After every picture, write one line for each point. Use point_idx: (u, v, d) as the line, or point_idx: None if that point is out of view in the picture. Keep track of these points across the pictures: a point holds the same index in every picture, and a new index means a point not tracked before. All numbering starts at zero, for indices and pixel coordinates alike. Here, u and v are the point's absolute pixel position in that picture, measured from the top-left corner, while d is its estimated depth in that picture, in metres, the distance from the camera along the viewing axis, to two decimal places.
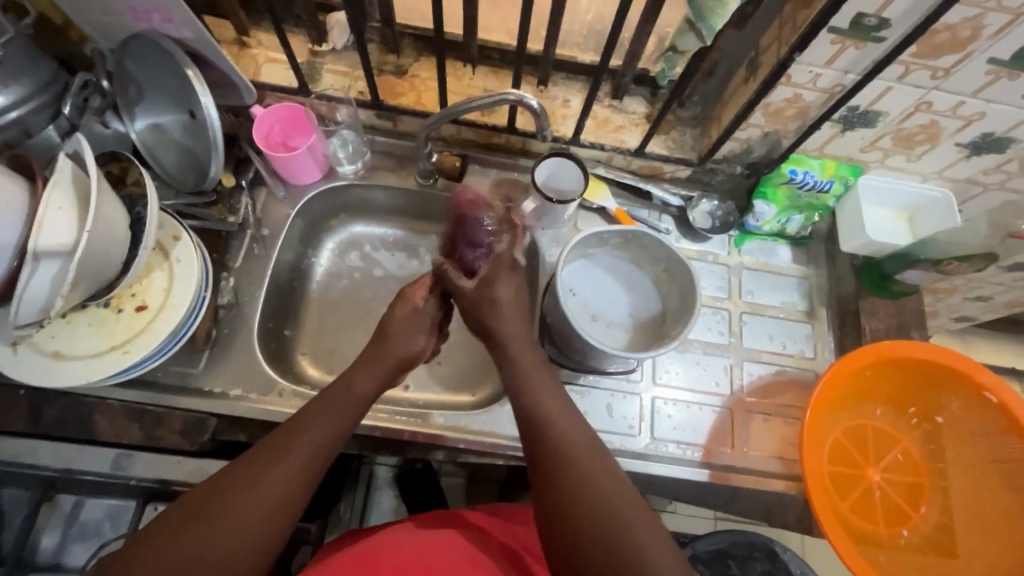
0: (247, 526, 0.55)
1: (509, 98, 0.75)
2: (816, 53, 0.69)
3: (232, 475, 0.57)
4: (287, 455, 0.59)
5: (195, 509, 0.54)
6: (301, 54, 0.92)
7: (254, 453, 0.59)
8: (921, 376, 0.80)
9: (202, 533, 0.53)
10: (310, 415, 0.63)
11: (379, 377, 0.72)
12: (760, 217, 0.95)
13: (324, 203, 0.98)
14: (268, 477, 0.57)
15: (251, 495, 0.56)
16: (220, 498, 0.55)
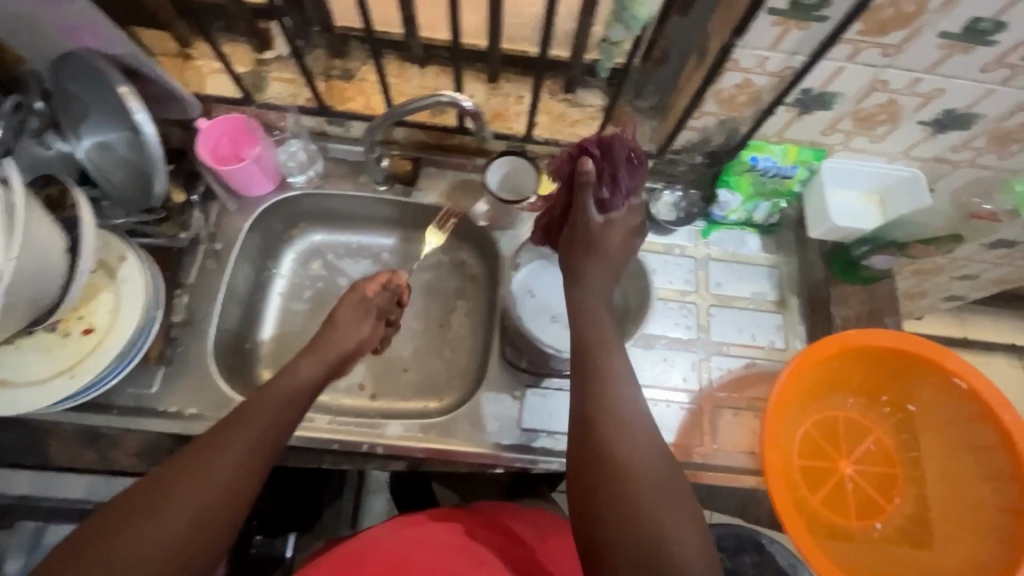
0: (182, 527, 0.53)
1: (442, 99, 0.74)
2: (759, 36, 0.66)
3: (165, 475, 0.55)
4: (231, 444, 0.58)
5: (125, 512, 0.53)
6: (246, 64, 0.90)
7: (189, 451, 0.57)
8: (889, 364, 0.78)
9: (135, 538, 0.51)
10: (252, 407, 0.63)
11: (326, 364, 0.72)
12: (724, 206, 0.92)
13: (282, 214, 0.96)
14: (216, 466, 0.57)
15: (185, 495, 0.54)
16: (154, 499, 0.53)
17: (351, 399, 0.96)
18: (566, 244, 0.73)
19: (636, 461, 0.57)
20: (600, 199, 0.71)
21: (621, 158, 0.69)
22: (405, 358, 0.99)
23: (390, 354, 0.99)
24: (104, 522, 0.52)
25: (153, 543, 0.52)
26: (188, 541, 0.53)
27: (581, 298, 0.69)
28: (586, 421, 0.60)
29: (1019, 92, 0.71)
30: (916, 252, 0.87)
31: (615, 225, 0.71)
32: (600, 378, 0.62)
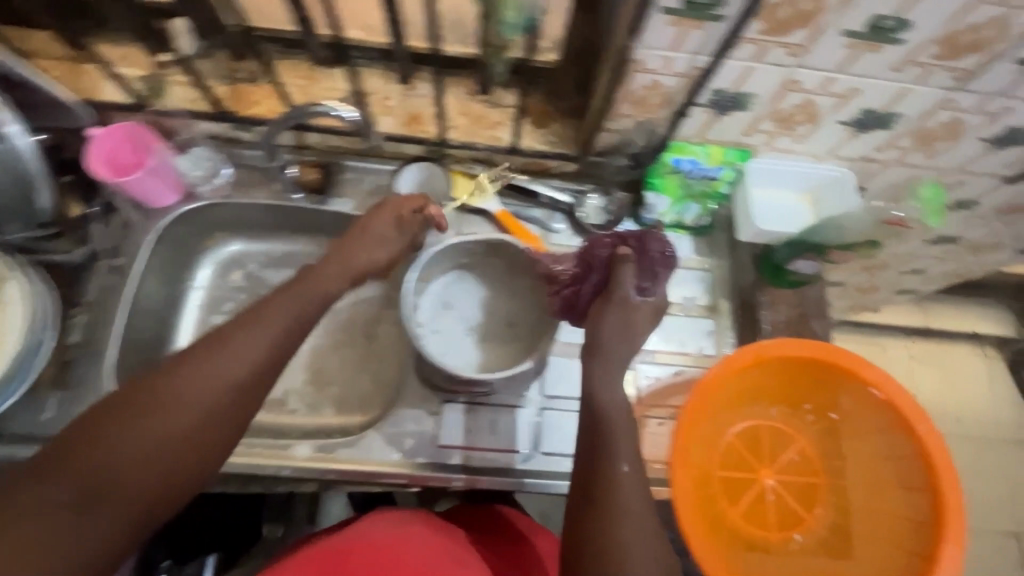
0: (186, 422, 0.52)
1: (320, 110, 0.70)
2: (658, 36, 0.63)
3: (175, 368, 0.54)
4: (240, 340, 0.57)
5: (130, 401, 0.52)
6: (143, 68, 0.86)
7: (200, 347, 0.56)
8: (811, 374, 0.76)
9: (138, 427, 0.51)
10: (268, 308, 0.60)
11: (348, 275, 0.68)
12: (653, 209, 0.89)
13: (194, 223, 0.92)
14: (221, 361, 0.55)
15: (192, 390, 0.53)
16: (161, 389, 0.53)
17: (272, 416, 0.92)
18: (594, 321, 0.68)
19: (622, 499, 0.58)
20: (640, 286, 0.68)
21: (657, 250, 0.70)
22: (330, 371, 0.96)
23: (314, 366, 0.96)
24: (108, 410, 0.52)
25: (156, 436, 0.51)
26: (192, 436, 0.52)
27: (602, 363, 0.65)
28: (588, 439, 0.62)
29: (935, 91, 0.68)
30: (836, 257, 0.83)
31: (647, 311, 0.67)
32: (606, 423, 0.62)
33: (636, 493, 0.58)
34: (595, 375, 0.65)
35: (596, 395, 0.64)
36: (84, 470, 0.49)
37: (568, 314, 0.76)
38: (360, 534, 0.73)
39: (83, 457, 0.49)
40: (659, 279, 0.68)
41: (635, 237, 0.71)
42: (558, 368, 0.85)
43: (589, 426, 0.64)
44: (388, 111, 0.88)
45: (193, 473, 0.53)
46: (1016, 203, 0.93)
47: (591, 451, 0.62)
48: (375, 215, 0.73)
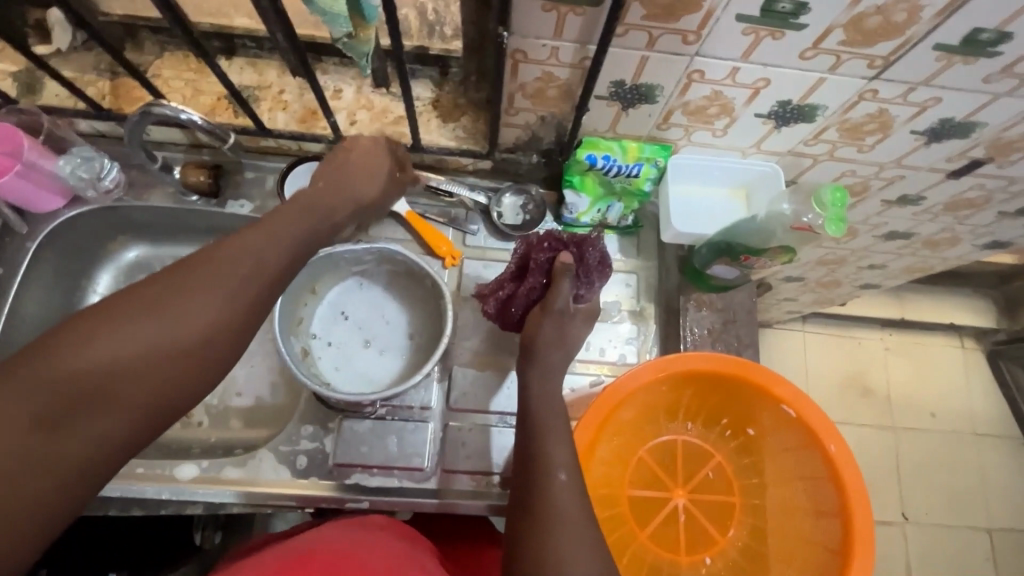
0: (187, 335, 0.48)
1: (161, 109, 0.67)
2: (536, 24, 0.56)
3: (174, 275, 0.50)
4: (241, 255, 0.52)
5: (121, 305, 0.47)
6: (18, 62, 0.81)
7: (199, 255, 0.51)
8: (727, 389, 0.70)
9: (131, 330, 0.46)
10: (272, 221, 0.57)
11: (345, 205, 0.64)
12: (573, 208, 0.84)
13: (83, 228, 0.86)
14: (221, 276, 0.51)
15: (189, 298, 0.49)
16: (157, 295, 0.48)
17: (175, 429, 0.88)
18: (529, 328, 0.67)
19: (562, 512, 0.52)
20: (574, 293, 0.69)
21: (596, 260, 0.69)
22: (237, 381, 0.91)
23: None
24: (93, 314, 0.47)
25: (150, 343, 0.47)
26: (191, 346, 0.48)
27: (538, 373, 0.64)
28: (522, 461, 0.58)
29: (852, 81, 0.61)
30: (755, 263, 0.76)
31: (580, 317, 0.69)
32: (538, 442, 0.58)
33: (576, 498, 0.54)
34: (532, 390, 0.63)
35: (529, 407, 0.61)
36: (71, 370, 0.44)
37: (501, 316, 0.76)
38: (317, 537, 0.64)
39: (68, 362, 0.44)
40: (595, 287, 0.70)
41: (576, 242, 0.69)
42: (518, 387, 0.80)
43: (522, 453, 0.58)
44: (283, 107, 0.81)
45: (189, 384, 0.49)
46: (965, 197, 0.86)
47: (528, 474, 0.56)
48: (354, 153, 0.67)
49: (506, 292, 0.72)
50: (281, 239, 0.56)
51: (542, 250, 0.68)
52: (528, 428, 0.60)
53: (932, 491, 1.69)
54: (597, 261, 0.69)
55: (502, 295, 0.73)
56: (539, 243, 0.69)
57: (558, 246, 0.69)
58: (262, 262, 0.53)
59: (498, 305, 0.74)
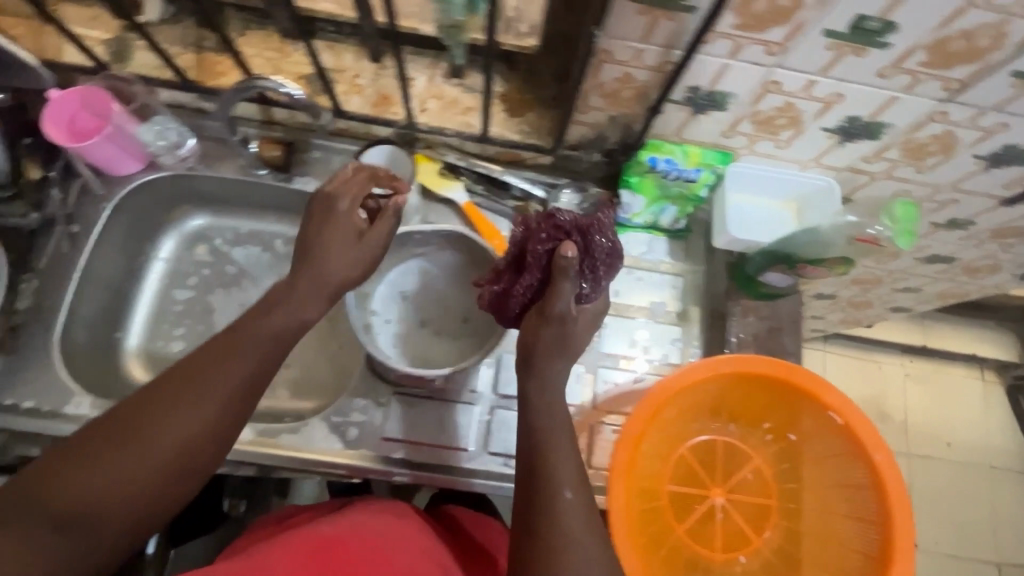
0: (163, 457, 0.52)
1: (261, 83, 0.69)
2: (627, 26, 0.59)
3: (152, 402, 0.53)
4: (219, 376, 0.55)
5: (104, 438, 0.52)
6: (110, 31, 0.83)
7: (173, 380, 0.55)
8: (773, 393, 0.72)
9: (108, 465, 0.51)
10: (243, 334, 0.57)
11: (319, 295, 0.60)
12: (628, 209, 0.87)
13: (155, 194, 0.90)
14: (199, 400, 0.54)
15: (161, 428, 0.52)
16: (133, 428, 0.52)
17: None
18: (529, 334, 0.62)
19: (568, 530, 0.55)
20: (578, 293, 0.62)
21: (602, 252, 0.62)
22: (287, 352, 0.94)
23: None
24: (79, 447, 0.51)
25: (127, 474, 0.51)
26: (164, 472, 0.52)
27: (537, 384, 0.61)
28: (525, 482, 0.58)
29: (924, 101, 0.63)
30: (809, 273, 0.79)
31: (585, 320, 0.63)
32: (541, 454, 0.58)
33: (581, 517, 0.56)
34: (532, 400, 0.61)
35: (532, 421, 0.60)
36: (50, 505, 0.49)
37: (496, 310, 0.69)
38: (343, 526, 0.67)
39: (57, 494, 0.49)
40: (601, 282, 0.63)
41: (580, 230, 0.61)
42: None
43: (525, 473, 0.58)
44: (357, 90, 0.85)
45: (163, 506, 0.53)
46: (1013, 226, 0.88)
47: (529, 502, 0.57)
48: (329, 227, 0.61)
49: (503, 284, 0.65)
50: (256, 351, 0.57)
51: (540, 239, 0.61)
52: (526, 439, 0.60)
53: (943, 520, 1.69)
54: (604, 251, 0.62)
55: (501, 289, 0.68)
56: (539, 231, 0.61)
57: (560, 235, 0.61)
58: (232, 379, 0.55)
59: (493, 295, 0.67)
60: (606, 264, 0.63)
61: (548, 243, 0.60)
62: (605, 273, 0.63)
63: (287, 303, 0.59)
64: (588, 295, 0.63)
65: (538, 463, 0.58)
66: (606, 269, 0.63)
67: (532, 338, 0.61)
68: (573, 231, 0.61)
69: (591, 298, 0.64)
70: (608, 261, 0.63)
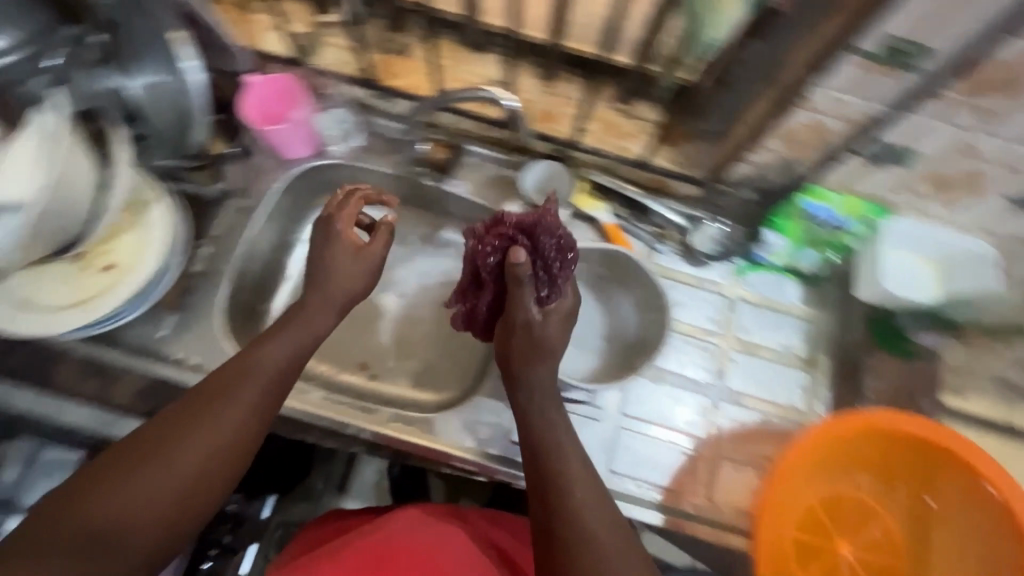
0: (191, 467, 0.55)
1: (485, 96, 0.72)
2: (840, 78, 0.61)
3: (175, 418, 0.57)
4: (240, 388, 0.59)
5: (128, 457, 0.54)
6: (304, 24, 0.90)
7: (194, 403, 0.58)
8: (920, 454, 0.71)
9: (137, 477, 0.53)
10: (262, 348, 0.63)
11: (326, 313, 0.68)
12: (769, 248, 0.88)
13: (315, 179, 0.96)
14: (222, 413, 0.58)
15: (182, 449, 0.55)
16: (159, 448, 0.55)
17: (351, 374, 0.95)
18: (504, 346, 0.68)
19: (587, 526, 0.56)
20: (538, 297, 0.67)
21: (550, 250, 0.67)
22: (410, 343, 0.97)
23: (396, 336, 0.97)
24: (105, 466, 0.53)
25: (147, 495, 0.52)
26: (183, 493, 0.54)
27: (526, 390, 0.66)
28: (537, 493, 0.59)
29: None
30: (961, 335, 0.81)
31: (555, 320, 0.67)
32: (547, 452, 0.61)
33: (599, 511, 0.57)
34: (523, 409, 0.65)
35: (528, 426, 0.64)
36: (84, 523, 0.50)
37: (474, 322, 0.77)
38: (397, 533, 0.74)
39: (87, 512, 0.51)
40: (557, 282, 0.67)
41: (527, 234, 0.68)
42: (673, 406, 0.85)
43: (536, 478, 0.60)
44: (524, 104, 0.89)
45: (182, 525, 0.55)
46: None
47: (545, 505, 0.58)
48: (331, 250, 0.70)
49: (472, 302, 0.73)
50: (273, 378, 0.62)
51: (486, 252, 0.68)
52: (532, 447, 0.62)
53: None
54: (557, 245, 0.67)
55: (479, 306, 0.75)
56: (485, 245, 0.69)
57: (503, 244, 0.68)
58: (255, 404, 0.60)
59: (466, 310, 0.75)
60: (562, 259, 0.68)
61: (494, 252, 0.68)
62: (562, 266, 0.68)
63: (297, 317, 0.66)
64: (547, 292, 0.68)
65: (546, 464, 0.60)
66: (563, 263, 0.68)
67: (506, 354, 0.67)
68: (518, 237, 0.67)
69: (550, 297, 0.68)
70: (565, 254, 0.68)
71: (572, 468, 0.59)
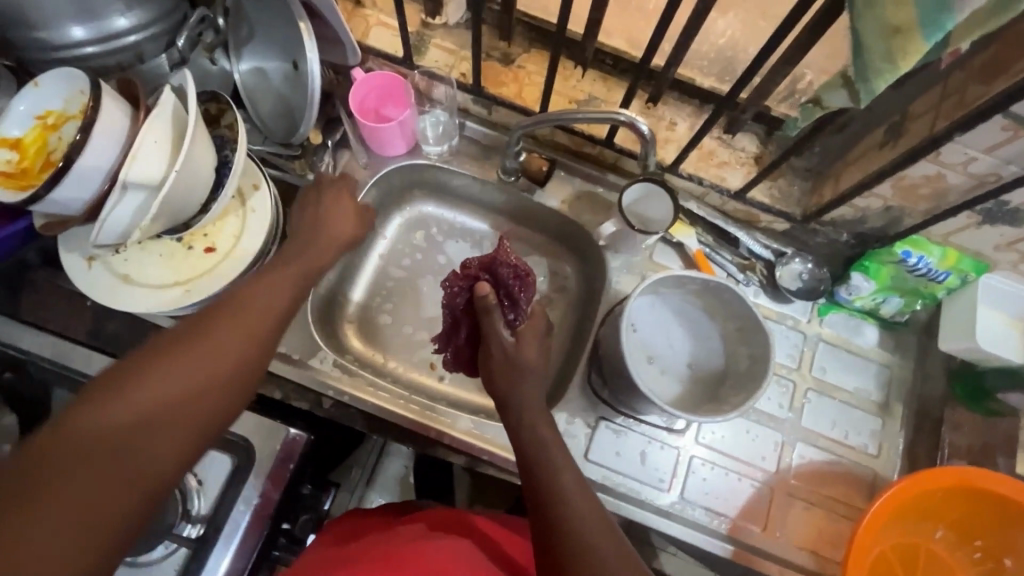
0: (235, 356, 0.55)
1: (619, 118, 0.72)
2: (979, 136, 0.61)
3: (207, 318, 0.56)
4: (266, 296, 0.62)
5: (118, 376, 0.48)
6: (413, 24, 0.91)
7: (208, 314, 0.57)
8: (1001, 513, 0.71)
9: (181, 362, 0.51)
10: (277, 271, 0.67)
11: (327, 251, 0.74)
12: (853, 290, 0.86)
13: (403, 177, 0.96)
14: (254, 312, 0.59)
15: (223, 339, 0.55)
16: (154, 368, 0.49)
17: (419, 375, 0.94)
18: (488, 377, 0.71)
19: (580, 531, 0.54)
20: (506, 322, 0.74)
21: (508, 278, 0.76)
22: None
23: None
24: (136, 357, 0.51)
25: (194, 378, 0.51)
26: (229, 379, 0.53)
27: (517, 408, 0.66)
28: (533, 505, 0.58)
29: None
30: None
31: (529, 339, 0.70)
32: (539, 465, 0.60)
33: (592, 512, 0.56)
34: (515, 426, 0.65)
35: (520, 442, 0.63)
36: (127, 404, 0.47)
37: (460, 363, 0.84)
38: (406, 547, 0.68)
39: (129, 395, 0.47)
40: (520, 306, 0.74)
41: (488, 270, 0.78)
42: (748, 436, 0.85)
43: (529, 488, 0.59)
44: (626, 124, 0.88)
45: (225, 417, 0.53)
46: None
47: (540, 509, 0.57)
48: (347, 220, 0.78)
49: (454, 344, 0.81)
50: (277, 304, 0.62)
51: (456, 293, 0.78)
52: (525, 463, 0.61)
53: None
54: (513, 275, 0.77)
55: (458, 343, 0.80)
56: (454, 288, 0.78)
57: (470, 283, 0.77)
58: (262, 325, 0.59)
59: (451, 355, 0.83)
60: (521, 286, 0.76)
61: (464, 291, 0.77)
62: (523, 291, 0.76)
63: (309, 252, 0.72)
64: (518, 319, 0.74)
65: (538, 475, 0.59)
66: (523, 289, 0.76)
67: (490, 388, 0.70)
68: (481, 274, 0.77)
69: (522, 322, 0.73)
70: (524, 282, 0.77)
71: (565, 473, 0.58)
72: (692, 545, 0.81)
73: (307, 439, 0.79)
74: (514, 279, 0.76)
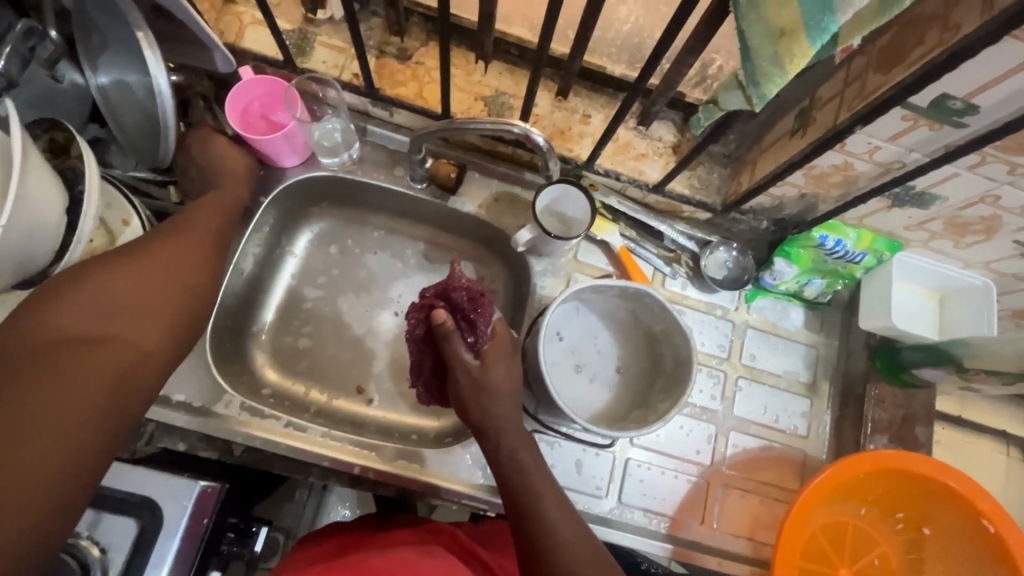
0: (174, 266, 0.63)
1: (513, 131, 0.68)
2: (881, 126, 0.59)
3: (145, 242, 0.64)
4: (194, 224, 0.69)
5: (69, 285, 0.55)
6: (293, 22, 0.81)
7: (145, 239, 0.64)
8: (919, 487, 0.73)
9: (125, 271, 0.59)
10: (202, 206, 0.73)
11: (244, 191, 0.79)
12: (777, 275, 0.84)
13: (304, 191, 0.88)
14: (189, 235, 0.67)
15: (161, 254, 0.63)
16: (102, 276, 0.57)
17: (347, 401, 0.89)
18: (462, 406, 0.69)
19: (559, 535, 0.60)
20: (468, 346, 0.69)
21: (463, 302, 0.70)
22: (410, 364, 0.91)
23: (394, 358, 0.91)
24: (81, 272, 0.57)
25: (142, 282, 0.59)
26: (174, 283, 0.62)
27: (483, 440, 0.67)
28: (516, 524, 0.62)
29: None
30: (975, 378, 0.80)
31: (494, 361, 0.68)
32: (515, 490, 0.63)
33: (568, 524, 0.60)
34: (490, 455, 0.66)
35: (498, 469, 0.65)
36: (88, 305, 0.54)
37: (432, 396, 0.78)
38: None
39: (88, 297, 0.55)
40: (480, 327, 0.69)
41: (442, 295, 0.71)
42: (682, 434, 0.84)
43: (506, 492, 0.64)
44: (536, 120, 0.83)
45: (187, 313, 0.62)
46: None
47: (519, 519, 0.61)
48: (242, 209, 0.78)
49: (422, 377, 0.76)
50: (195, 233, 0.68)
51: (415, 322, 0.72)
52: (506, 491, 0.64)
53: None
54: (468, 297, 0.70)
55: (425, 377, 0.75)
56: (410, 319, 0.73)
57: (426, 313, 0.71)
58: (190, 243, 0.66)
59: (422, 390, 0.78)
60: (479, 305, 0.70)
61: (421, 320, 0.71)
62: (483, 309, 0.69)
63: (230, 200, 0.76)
64: (480, 341, 0.69)
65: (516, 483, 0.63)
66: (481, 308, 0.70)
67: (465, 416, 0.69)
68: (436, 301, 0.71)
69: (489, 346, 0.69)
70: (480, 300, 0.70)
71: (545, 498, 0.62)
72: (633, 547, 0.80)
73: (223, 486, 0.72)
74: (469, 300, 0.70)
